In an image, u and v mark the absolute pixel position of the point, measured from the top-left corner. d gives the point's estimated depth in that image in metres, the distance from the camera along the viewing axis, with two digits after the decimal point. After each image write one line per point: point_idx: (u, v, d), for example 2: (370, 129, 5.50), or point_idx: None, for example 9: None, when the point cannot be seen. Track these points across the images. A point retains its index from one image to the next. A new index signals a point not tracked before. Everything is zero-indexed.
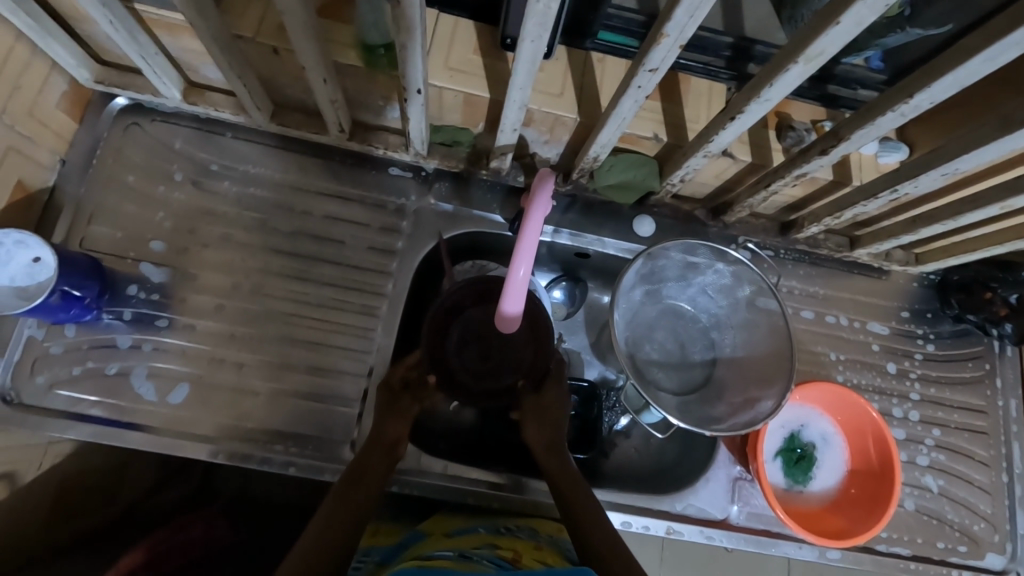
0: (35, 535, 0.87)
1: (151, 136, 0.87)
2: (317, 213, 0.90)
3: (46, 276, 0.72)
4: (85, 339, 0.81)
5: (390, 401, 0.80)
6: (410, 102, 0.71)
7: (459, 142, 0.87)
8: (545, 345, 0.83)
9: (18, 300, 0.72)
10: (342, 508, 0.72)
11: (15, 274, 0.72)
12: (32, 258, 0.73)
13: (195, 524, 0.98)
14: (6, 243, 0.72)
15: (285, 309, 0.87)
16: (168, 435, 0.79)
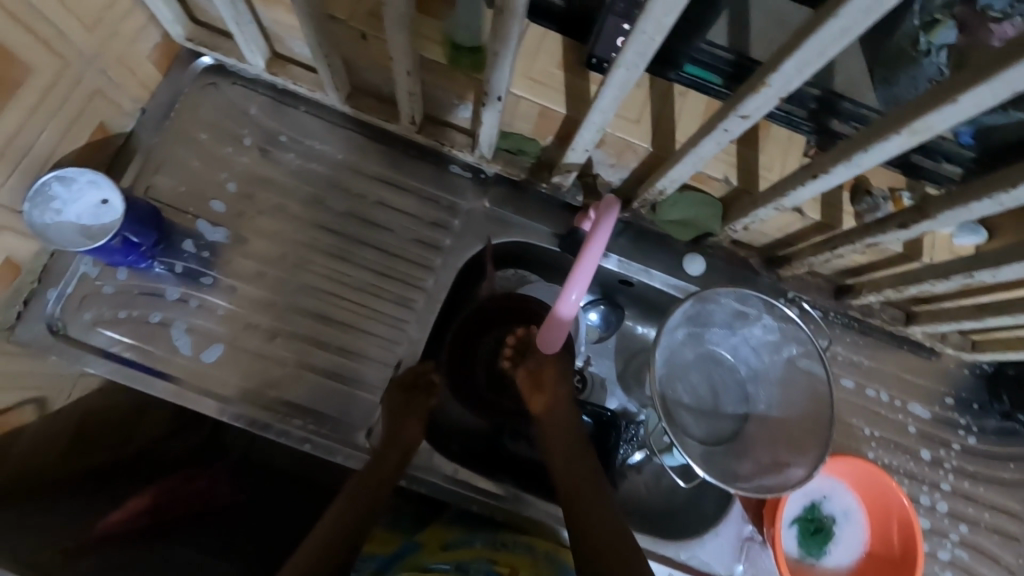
0: (54, 462, 0.90)
1: (228, 98, 0.89)
2: (372, 198, 0.90)
3: (111, 219, 0.74)
4: (136, 284, 0.83)
5: (401, 403, 0.81)
6: (489, 107, 0.71)
7: (525, 152, 0.85)
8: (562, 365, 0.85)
9: (82, 239, 0.74)
10: (353, 507, 0.71)
11: (82, 213, 0.74)
12: (102, 199, 0.74)
13: (201, 476, 1.02)
14: (79, 180, 0.73)
15: (325, 286, 0.88)
16: (196, 391, 0.81)
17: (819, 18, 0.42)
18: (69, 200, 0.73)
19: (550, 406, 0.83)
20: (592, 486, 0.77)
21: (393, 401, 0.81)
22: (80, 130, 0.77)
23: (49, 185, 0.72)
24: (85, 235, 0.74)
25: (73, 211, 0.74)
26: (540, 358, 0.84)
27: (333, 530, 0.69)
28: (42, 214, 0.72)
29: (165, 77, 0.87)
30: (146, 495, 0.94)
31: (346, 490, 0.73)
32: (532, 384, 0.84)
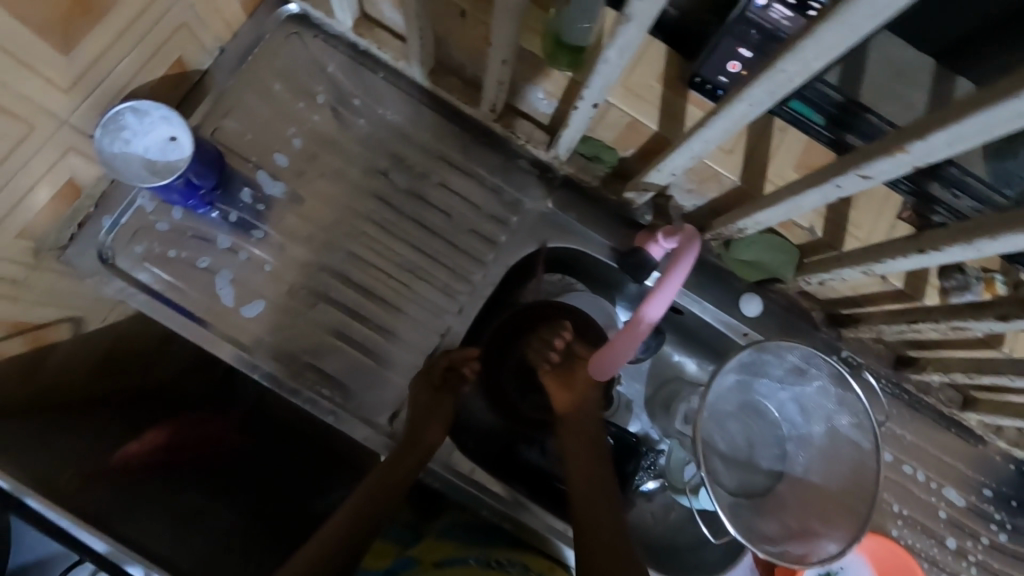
0: (81, 379, 0.90)
1: (307, 51, 0.86)
2: (434, 179, 0.88)
3: (179, 159, 0.73)
4: (189, 226, 0.82)
5: (427, 403, 0.80)
6: (579, 110, 0.68)
7: (600, 160, 0.81)
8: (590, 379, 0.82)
9: (148, 174, 0.73)
10: (363, 512, 0.71)
11: (150, 146, 0.73)
12: (173, 137, 0.73)
13: (213, 421, 1.01)
14: (152, 113, 0.71)
15: (373, 260, 0.86)
16: (230, 343, 0.81)
17: (994, 94, 0.38)
18: (138, 133, 0.72)
19: (576, 420, 0.80)
20: (610, 511, 0.73)
21: (417, 396, 0.80)
22: (160, 62, 0.74)
23: (122, 115, 0.70)
24: (151, 171, 0.73)
25: (142, 145, 0.72)
26: (575, 370, 0.82)
27: (342, 529, 0.70)
28: (111, 144, 0.70)
29: (249, 18, 0.84)
30: (163, 429, 0.95)
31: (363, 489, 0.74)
32: (561, 395, 0.82)
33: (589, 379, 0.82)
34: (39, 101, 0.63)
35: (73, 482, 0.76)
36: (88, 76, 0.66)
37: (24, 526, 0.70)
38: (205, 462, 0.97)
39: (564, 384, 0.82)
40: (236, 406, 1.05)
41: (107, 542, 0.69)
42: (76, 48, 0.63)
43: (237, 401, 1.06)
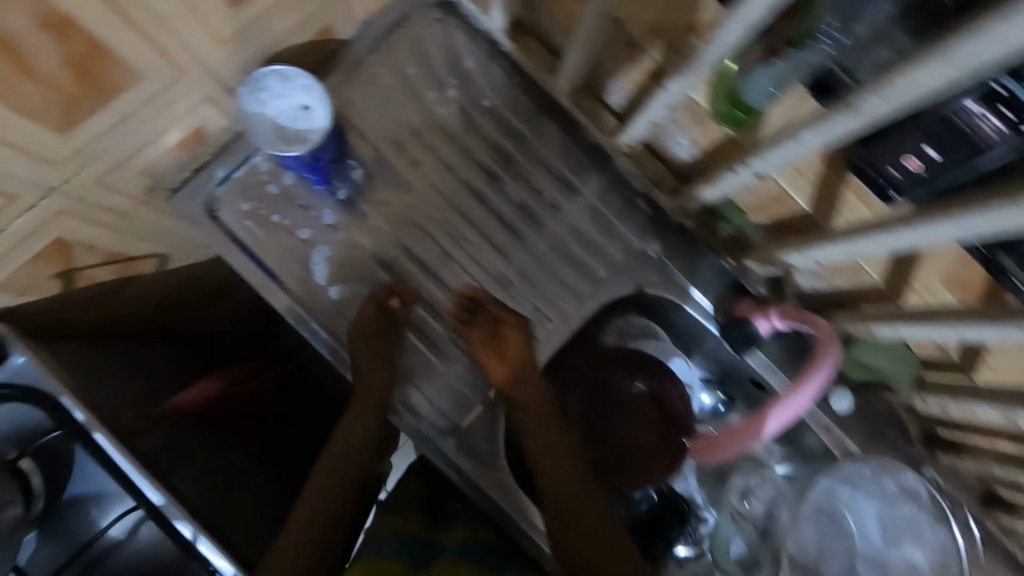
0: (147, 313, 0.92)
1: (450, 40, 0.83)
2: (546, 197, 0.84)
3: (310, 131, 0.71)
4: (298, 194, 0.81)
5: (369, 350, 0.77)
6: (733, 176, 0.63)
7: (727, 220, 0.77)
8: (661, 429, 0.87)
9: (275, 139, 0.71)
10: (330, 492, 0.72)
11: (282, 112, 0.70)
12: (307, 106, 0.71)
13: (267, 376, 1.03)
14: (294, 80, 0.70)
15: (467, 267, 0.83)
16: (313, 320, 0.80)
17: None
18: (276, 95, 0.70)
19: (516, 392, 0.76)
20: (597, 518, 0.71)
21: (358, 351, 0.77)
22: (310, 27, 0.72)
23: (267, 75, 0.68)
24: (279, 137, 0.71)
25: (276, 107, 0.70)
26: (504, 335, 0.77)
27: (320, 515, 0.70)
28: (249, 102, 0.68)
29: None
30: (217, 380, 0.94)
31: (325, 459, 0.75)
32: (494, 366, 0.76)
33: (521, 344, 0.76)
34: (197, 50, 0.61)
35: (137, 422, 0.76)
36: (246, 33, 0.64)
37: (87, 458, 0.70)
38: (247, 419, 0.96)
39: (486, 340, 0.77)
40: (282, 363, 1.10)
41: (163, 496, 0.69)
42: (244, 3, 0.61)
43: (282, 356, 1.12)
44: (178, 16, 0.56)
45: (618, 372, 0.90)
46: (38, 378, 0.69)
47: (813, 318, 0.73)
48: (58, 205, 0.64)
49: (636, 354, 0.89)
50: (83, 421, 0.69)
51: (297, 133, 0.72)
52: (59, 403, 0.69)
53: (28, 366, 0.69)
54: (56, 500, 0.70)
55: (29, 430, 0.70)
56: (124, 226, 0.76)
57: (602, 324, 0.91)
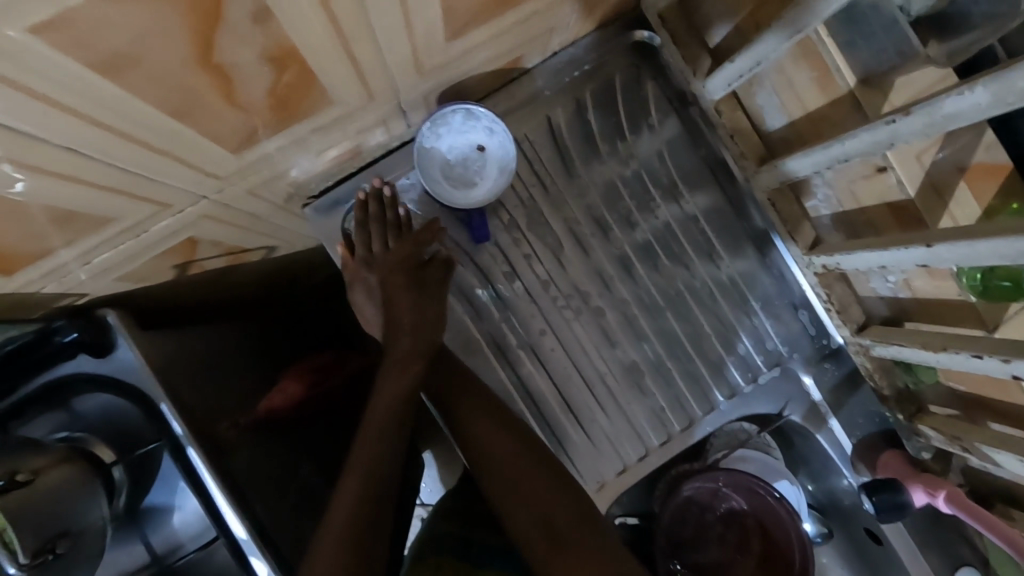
0: (239, 290, 0.87)
1: (640, 94, 0.76)
2: (699, 285, 0.79)
3: (477, 171, 0.71)
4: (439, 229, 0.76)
5: (404, 293, 0.69)
6: (977, 361, 0.52)
7: (912, 374, 0.67)
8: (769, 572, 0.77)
9: (442, 176, 0.71)
10: (375, 467, 0.64)
11: (455, 147, 0.70)
12: (482, 147, 0.70)
13: (341, 376, 0.97)
14: (478, 119, 0.68)
15: (599, 343, 0.77)
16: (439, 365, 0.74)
17: None
18: (453, 131, 0.69)
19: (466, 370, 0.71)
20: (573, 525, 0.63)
21: (391, 280, 0.69)
22: (504, 58, 0.63)
23: (452, 112, 0.67)
24: (446, 175, 0.71)
25: (450, 144, 0.70)
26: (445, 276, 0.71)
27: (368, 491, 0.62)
28: (426, 136, 0.69)
29: (596, 31, 0.72)
30: (298, 381, 0.90)
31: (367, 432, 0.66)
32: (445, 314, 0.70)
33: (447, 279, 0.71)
34: (394, 79, 0.52)
35: (229, 434, 0.71)
36: (446, 64, 0.56)
37: (174, 470, 0.65)
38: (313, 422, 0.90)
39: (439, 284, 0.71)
40: (361, 356, 1.05)
41: (247, 531, 0.64)
42: (460, 38, 0.52)
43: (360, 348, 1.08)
44: (396, 48, 0.47)
45: (728, 493, 0.80)
46: (142, 377, 0.64)
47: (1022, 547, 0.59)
48: (204, 210, 0.57)
49: (742, 474, 0.78)
50: (180, 434, 0.64)
51: (464, 173, 0.71)
52: (159, 409, 0.64)
53: (134, 364, 0.64)
54: (136, 503, 0.66)
55: (121, 426, 0.65)
56: (254, 226, 0.70)
57: (716, 435, 0.83)
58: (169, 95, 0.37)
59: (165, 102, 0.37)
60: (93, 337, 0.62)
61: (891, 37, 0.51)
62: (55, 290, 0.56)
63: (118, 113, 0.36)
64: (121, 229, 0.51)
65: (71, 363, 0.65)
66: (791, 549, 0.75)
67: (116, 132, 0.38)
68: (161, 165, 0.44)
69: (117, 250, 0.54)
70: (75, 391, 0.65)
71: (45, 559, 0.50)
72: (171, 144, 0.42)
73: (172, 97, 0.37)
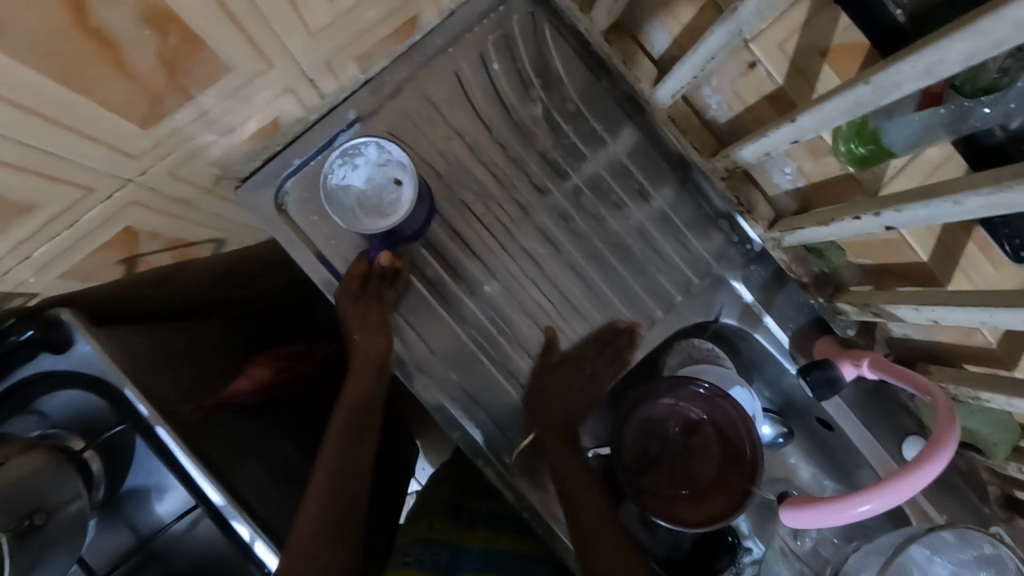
0: (198, 289, 0.90)
1: (541, 39, 0.80)
2: (625, 213, 0.83)
3: (388, 200, 0.74)
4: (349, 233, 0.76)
5: (361, 318, 0.72)
6: (856, 221, 0.57)
7: (823, 256, 0.72)
8: (726, 462, 0.82)
9: (357, 206, 0.75)
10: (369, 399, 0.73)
11: (371, 177, 0.75)
12: (396, 180, 0.74)
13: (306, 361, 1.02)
14: (391, 153, 0.73)
15: (540, 278, 0.81)
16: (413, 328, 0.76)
17: None
18: (371, 163, 0.74)
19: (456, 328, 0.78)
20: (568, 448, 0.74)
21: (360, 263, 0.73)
22: (399, 18, 0.67)
23: (365, 145, 0.74)
24: (362, 204, 0.75)
25: (367, 175, 0.75)
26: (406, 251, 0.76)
27: (346, 473, 0.68)
28: (343, 166, 0.75)
29: None
30: (267, 367, 0.94)
31: (339, 417, 0.71)
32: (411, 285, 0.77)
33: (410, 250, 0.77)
34: (286, 42, 0.56)
35: (198, 415, 0.75)
36: (337, 23, 0.60)
37: (147, 451, 0.68)
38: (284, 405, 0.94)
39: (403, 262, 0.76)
40: (326, 345, 1.10)
41: (224, 497, 0.67)
42: None
43: (324, 338, 1.12)
44: (276, 7, 0.51)
45: (672, 400, 0.84)
46: (102, 367, 0.68)
47: (931, 388, 0.63)
48: (131, 196, 0.60)
49: (682, 377, 0.82)
50: (146, 415, 0.67)
51: (378, 205, 0.75)
52: (124, 396, 0.67)
53: (93, 355, 0.68)
54: (115, 490, 0.69)
55: (91, 419, 0.69)
56: (191, 214, 0.73)
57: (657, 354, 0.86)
58: (55, 62, 0.40)
59: (53, 68, 0.41)
60: (49, 335, 0.66)
61: None
62: (1, 289, 0.59)
63: (11, 84, 0.39)
64: (50, 218, 0.54)
65: (31, 364, 0.68)
66: (739, 436, 0.81)
67: (15, 107, 0.41)
68: (71, 142, 0.48)
69: (53, 243, 0.58)
70: (41, 391, 0.68)
71: (21, 528, 0.55)
72: (72, 117, 0.46)
73: (59, 62, 0.41)
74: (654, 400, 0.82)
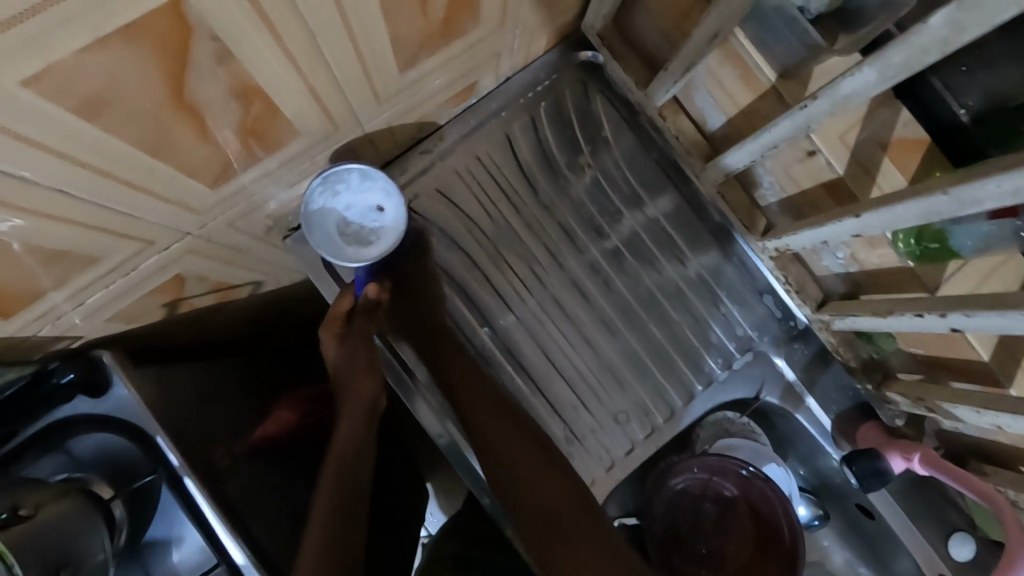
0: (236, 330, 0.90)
1: (592, 107, 0.81)
2: (666, 279, 0.82)
3: (372, 229, 0.69)
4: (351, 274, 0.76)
5: (349, 358, 0.71)
6: (919, 320, 0.56)
7: (872, 342, 0.71)
8: (761, 546, 0.79)
9: (337, 235, 0.67)
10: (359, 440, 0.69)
11: (352, 204, 0.68)
12: (381, 208, 0.68)
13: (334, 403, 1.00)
14: (376, 180, 0.66)
15: (577, 344, 0.80)
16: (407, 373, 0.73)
17: None
18: (351, 189, 0.67)
19: (450, 356, 0.72)
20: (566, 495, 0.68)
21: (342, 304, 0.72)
22: (459, 84, 0.69)
23: (348, 172, 0.64)
24: (340, 232, 0.68)
25: (347, 203, 0.67)
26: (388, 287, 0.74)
27: (340, 511, 0.64)
28: (320, 193, 0.65)
29: (544, 55, 0.78)
30: (292, 411, 0.93)
31: (331, 457, 0.67)
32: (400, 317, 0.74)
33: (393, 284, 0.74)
34: (355, 108, 0.57)
35: (225, 463, 0.73)
36: (403, 92, 0.61)
37: (173, 501, 0.67)
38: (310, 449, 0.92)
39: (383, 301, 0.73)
40: None
41: (247, 556, 0.66)
42: (412, 67, 0.57)
43: None
44: (353, 81, 0.52)
45: (710, 478, 0.81)
46: (138, 413, 0.67)
47: (994, 495, 0.61)
48: (188, 246, 0.61)
49: (715, 455, 0.79)
50: (175, 464, 0.66)
51: (361, 232, 0.69)
52: (155, 442, 0.67)
53: (129, 400, 0.67)
54: (137, 538, 0.67)
55: (120, 462, 0.67)
56: (239, 260, 0.74)
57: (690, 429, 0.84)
58: (144, 132, 0.41)
59: (142, 139, 0.41)
60: (89, 377, 0.66)
61: (795, 32, 0.56)
62: (51, 332, 0.59)
63: (100, 152, 0.40)
64: (110, 267, 0.54)
65: (66, 406, 0.67)
66: (779, 519, 0.78)
67: (100, 172, 0.42)
68: (144, 201, 0.48)
69: (108, 290, 0.58)
70: (73, 432, 0.67)
71: None
72: (150, 180, 0.46)
73: (149, 134, 0.41)
74: (687, 474, 0.80)
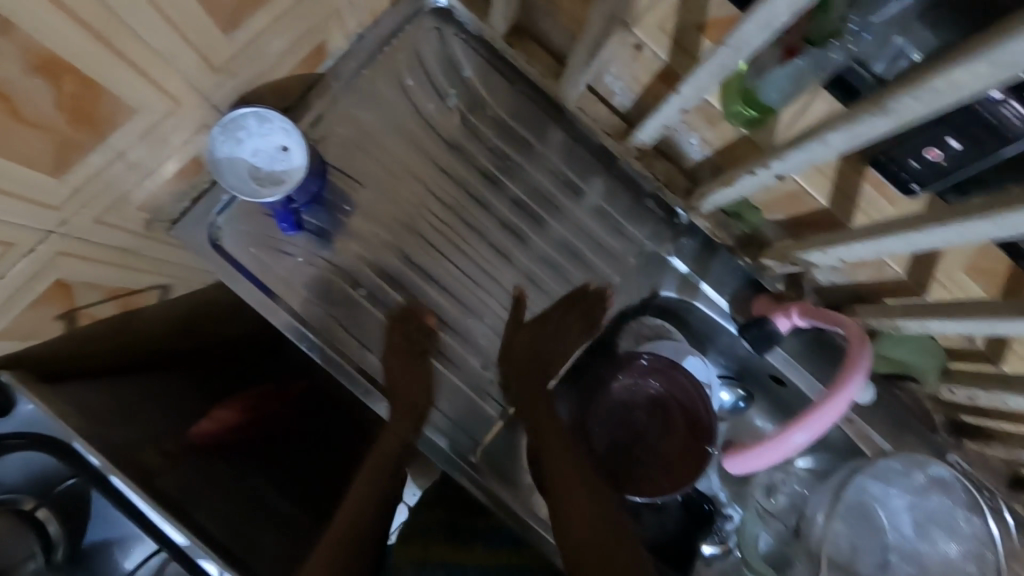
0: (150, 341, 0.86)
1: (450, 50, 0.82)
2: (555, 203, 0.85)
3: (283, 171, 0.71)
4: (253, 241, 0.77)
5: (402, 366, 0.77)
6: (753, 176, 0.61)
7: (742, 219, 0.79)
8: (688, 432, 0.82)
9: (250, 179, 0.71)
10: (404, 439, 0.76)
11: (259, 150, 0.71)
12: (286, 148, 0.71)
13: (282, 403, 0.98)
14: (273, 120, 0.69)
15: (482, 279, 0.84)
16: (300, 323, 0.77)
17: None
18: (254, 134, 0.70)
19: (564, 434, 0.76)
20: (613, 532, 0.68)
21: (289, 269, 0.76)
22: (305, 46, 0.71)
23: (244, 117, 0.68)
24: (254, 177, 0.71)
25: (252, 148, 0.70)
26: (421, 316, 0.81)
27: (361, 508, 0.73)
28: (224, 141, 0.69)
29: (391, 8, 0.80)
30: (232, 409, 0.91)
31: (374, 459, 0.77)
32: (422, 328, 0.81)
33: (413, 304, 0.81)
34: (189, 77, 0.59)
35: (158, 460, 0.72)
36: (240, 57, 0.63)
37: (104, 503, 0.67)
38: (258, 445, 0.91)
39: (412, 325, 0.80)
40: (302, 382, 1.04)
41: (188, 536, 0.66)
42: (237, 27, 0.59)
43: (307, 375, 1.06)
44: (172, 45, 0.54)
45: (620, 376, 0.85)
46: (46, 425, 0.66)
47: (844, 320, 0.68)
48: (59, 247, 0.61)
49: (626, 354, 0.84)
50: (98, 465, 0.65)
51: (273, 174, 0.71)
52: (74, 449, 0.66)
53: (36, 414, 0.66)
54: (76, 548, 0.68)
55: (44, 477, 0.68)
56: (129, 260, 0.75)
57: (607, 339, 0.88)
58: None
59: None
60: None
61: None
62: None
63: None
64: None
65: None
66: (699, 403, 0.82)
67: None
68: None
69: None
70: None
71: None
72: None
73: None
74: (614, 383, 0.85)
